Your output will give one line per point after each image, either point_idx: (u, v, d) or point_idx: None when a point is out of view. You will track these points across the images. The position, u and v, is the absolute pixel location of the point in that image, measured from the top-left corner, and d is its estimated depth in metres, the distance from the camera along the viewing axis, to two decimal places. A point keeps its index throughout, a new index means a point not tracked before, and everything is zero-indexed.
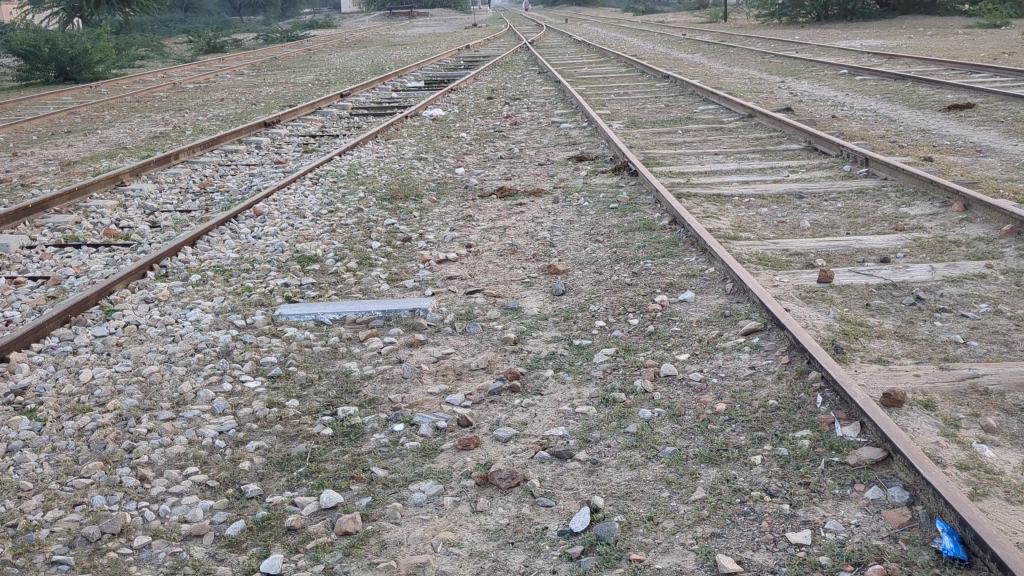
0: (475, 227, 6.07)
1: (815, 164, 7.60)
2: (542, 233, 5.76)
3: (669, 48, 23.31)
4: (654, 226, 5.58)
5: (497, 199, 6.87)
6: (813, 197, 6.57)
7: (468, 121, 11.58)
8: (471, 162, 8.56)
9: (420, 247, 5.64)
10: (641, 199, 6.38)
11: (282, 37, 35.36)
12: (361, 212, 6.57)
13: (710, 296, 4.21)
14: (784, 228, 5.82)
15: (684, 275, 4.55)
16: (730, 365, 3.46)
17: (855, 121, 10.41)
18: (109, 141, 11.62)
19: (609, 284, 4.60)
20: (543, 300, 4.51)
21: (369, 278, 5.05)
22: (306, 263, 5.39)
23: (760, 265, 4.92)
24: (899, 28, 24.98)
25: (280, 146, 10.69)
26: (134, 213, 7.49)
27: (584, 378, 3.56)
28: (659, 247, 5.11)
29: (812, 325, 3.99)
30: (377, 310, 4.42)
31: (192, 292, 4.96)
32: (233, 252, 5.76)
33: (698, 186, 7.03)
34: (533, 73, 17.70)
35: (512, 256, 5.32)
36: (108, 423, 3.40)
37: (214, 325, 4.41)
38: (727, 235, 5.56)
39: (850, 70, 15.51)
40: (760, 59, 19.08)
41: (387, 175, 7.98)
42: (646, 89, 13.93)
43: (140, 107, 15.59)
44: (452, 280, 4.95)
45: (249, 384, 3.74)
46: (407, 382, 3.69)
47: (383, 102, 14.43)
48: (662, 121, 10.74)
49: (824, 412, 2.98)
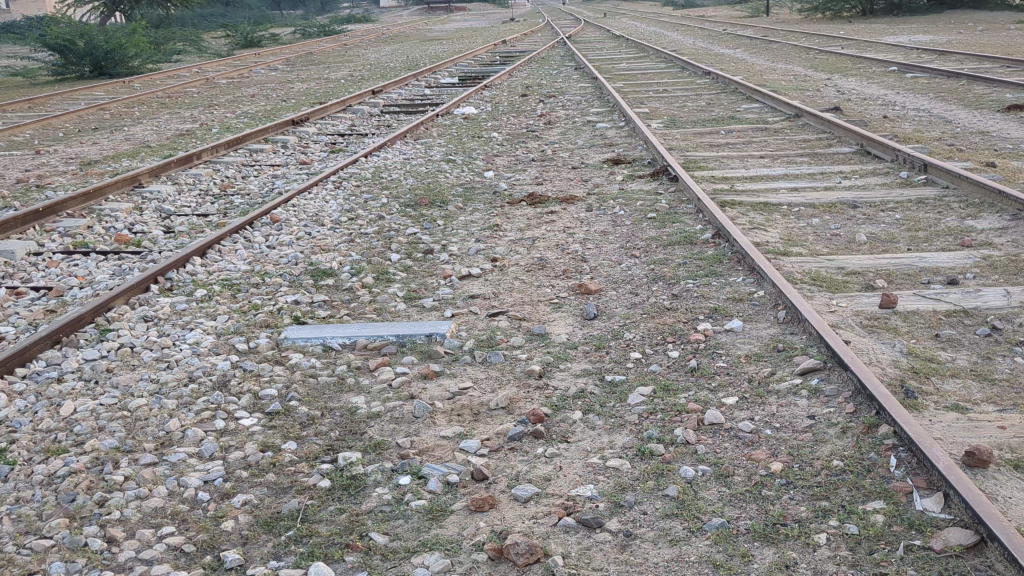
0: (502, 238, 5.66)
1: (869, 170, 7.11)
2: (574, 246, 5.34)
3: (710, 44, 22.68)
4: (697, 239, 5.14)
5: (527, 206, 6.47)
6: (868, 207, 6.09)
7: (501, 120, 11.18)
8: (502, 164, 8.16)
9: (442, 260, 5.25)
10: (682, 208, 5.94)
11: (319, 32, 35.23)
12: (383, 220, 6.20)
13: (760, 326, 3.77)
14: (839, 243, 5.34)
15: (730, 298, 4.11)
16: (784, 415, 3.03)
17: (908, 122, 9.86)
18: (134, 138, 11.35)
19: (646, 307, 4.17)
20: (572, 325, 4.09)
21: (385, 296, 4.66)
22: (320, 277, 5.03)
23: (813, 287, 4.47)
24: (949, 22, 24.20)
25: (306, 145, 10.35)
26: (149, 217, 7.17)
27: (617, 423, 3.13)
28: (701, 264, 4.67)
29: (876, 362, 3.54)
30: (390, 335, 4.02)
31: (195, 309, 4.60)
32: (245, 263, 5.40)
33: (744, 193, 6.58)
34: (569, 69, 17.24)
35: (541, 272, 4.91)
36: (82, 469, 3.04)
37: (214, 349, 4.04)
38: (776, 250, 5.11)
39: (900, 67, 14.89)
40: (805, 55, 18.47)
41: (413, 178, 7.59)
42: (686, 87, 13.42)
43: (171, 103, 15.35)
44: (475, 299, 4.55)
45: (244, 423, 3.37)
46: (417, 424, 3.29)
47: (416, 99, 14.07)
48: (703, 121, 10.24)
49: (900, 479, 2.56)
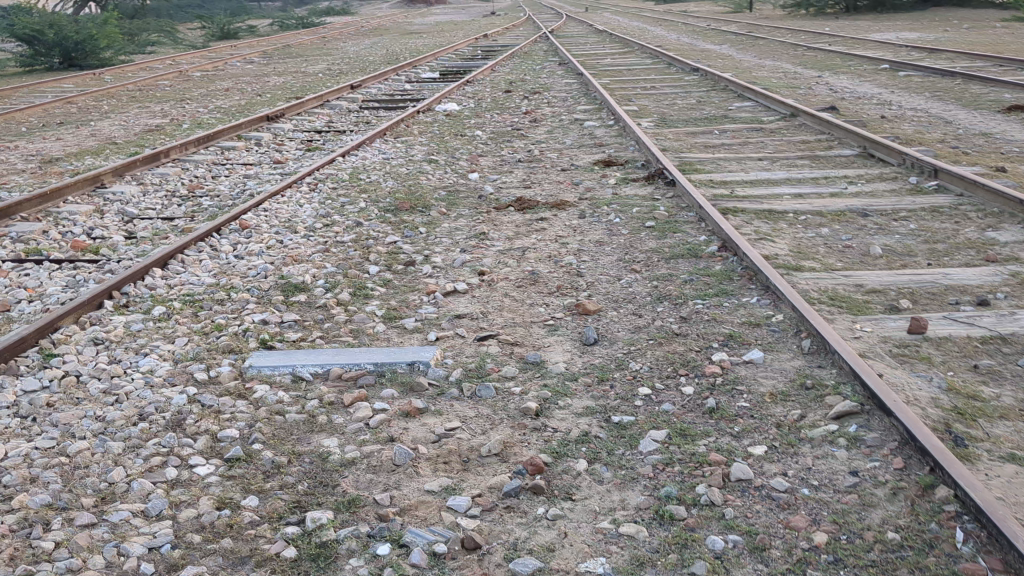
0: (490, 248, 5.25)
1: (875, 175, 6.74)
2: (568, 258, 4.93)
3: (695, 41, 22.30)
4: (702, 252, 4.74)
5: (515, 211, 6.05)
6: (878, 216, 5.71)
7: (485, 117, 10.76)
8: (487, 165, 7.75)
9: (426, 273, 4.82)
10: (682, 216, 5.54)
11: (297, 23, 34.68)
12: (360, 227, 5.76)
13: (782, 357, 3.37)
14: (852, 258, 4.96)
15: (746, 322, 3.72)
16: (821, 470, 2.63)
17: (907, 122, 9.51)
18: (100, 134, 10.84)
19: (653, 332, 3.76)
20: (571, 352, 3.68)
21: (362, 314, 4.23)
22: (290, 292, 4.59)
23: (832, 308, 4.08)
24: (935, 19, 23.90)
25: (281, 143, 9.90)
26: (111, 221, 6.70)
27: (627, 477, 2.73)
28: (708, 281, 4.27)
29: (914, 401, 3.15)
30: (367, 363, 3.60)
31: (151, 330, 4.15)
32: (209, 275, 4.96)
33: (746, 199, 6.19)
34: (553, 64, 16.84)
35: (533, 288, 4.49)
36: (5, 533, 2.60)
37: (170, 379, 3.60)
38: (787, 265, 4.72)
39: (892, 65, 14.53)
40: (794, 51, 18.13)
41: (393, 180, 7.16)
42: (674, 83, 13.03)
43: (141, 97, 14.83)
44: (461, 320, 4.13)
45: (199, 472, 2.93)
46: (398, 475, 2.87)
47: (396, 94, 13.62)
48: (695, 120, 9.86)
49: (970, 558, 2.16)
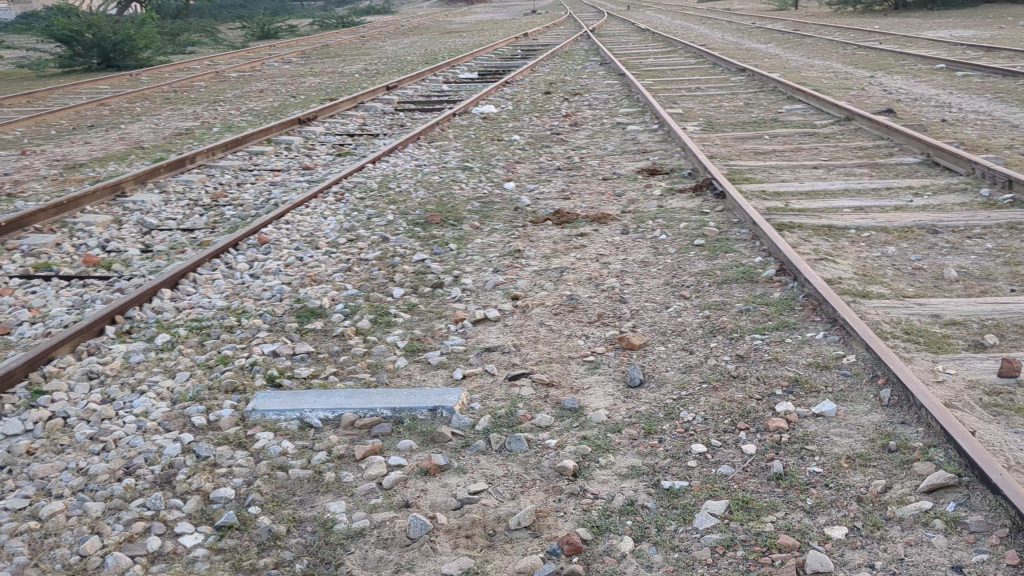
0: (524, 268, 4.84)
1: (942, 186, 6.23)
2: (610, 281, 4.51)
3: (740, 39, 21.70)
4: (758, 276, 4.29)
5: (553, 226, 5.64)
6: (950, 232, 5.22)
7: (523, 121, 10.35)
8: (524, 173, 7.34)
9: (454, 297, 4.42)
10: (733, 232, 5.10)
11: (337, 23, 34.48)
12: (387, 242, 5.39)
13: (858, 410, 2.92)
14: (923, 282, 4.48)
15: (813, 364, 3.27)
16: (917, 563, 2.19)
17: (970, 126, 8.95)
18: (129, 138, 10.58)
19: (706, 373, 3.33)
20: (613, 397, 3.26)
21: (381, 346, 3.83)
22: (306, 318, 4.21)
23: (908, 345, 3.61)
24: (988, 16, 23.03)
25: (312, 147, 9.56)
26: (128, 233, 6.38)
27: (682, 562, 2.31)
28: (767, 311, 3.83)
29: (1017, 467, 2.67)
30: (384, 408, 3.20)
31: (151, 363, 3.79)
32: (221, 297, 4.60)
33: (802, 213, 5.73)
34: (594, 64, 16.39)
35: (570, 316, 4.08)
36: None
37: (165, 425, 3.23)
38: (853, 291, 4.26)
39: (948, 64, 13.89)
40: (843, 50, 17.50)
41: (424, 190, 6.78)
42: (720, 84, 12.52)
43: (175, 99, 14.58)
44: (491, 355, 3.72)
45: (184, 543, 2.55)
46: (413, 551, 2.47)
47: (432, 96, 13.25)
48: (743, 123, 9.37)
49: None
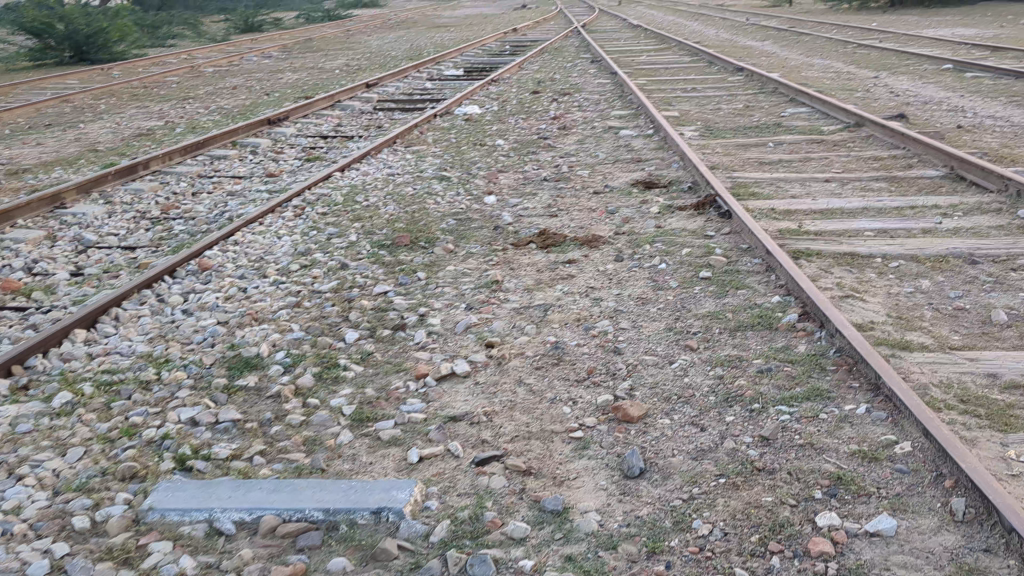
0: (502, 305, 4.15)
1: (972, 205, 5.57)
2: (603, 324, 3.83)
3: (735, 35, 21.03)
4: (778, 321, 3.63)
5: (538, 250, 4.97)
6: (989, 263, 4.57)
7: (508, 123, 9.67)
8: (508, 185, 6.67)
9: (417, 344, 3.74)
10: (744, 261, 4.43)
11: (324, 16, 33.67)
12: (346, 270, 4.71)
13: (924, 528, 2.26)
14: (970, 328, 3.82)
15: (859, 456, 2.60)
16: None
17: (989, 134, 8.31)
18: (85, 139, 9.83)
19: (726, 464, 2.65)
20: (607, 494, 2.58)
21: (322, 413, 3.14)
22: (239, 371, 3.52)
23: (968, 420, 2.95)
24: (986, 14, 22.40)
25: (280, 151, 8.86)
26: (61, 252, 5.66)
27: None
28: (793, 373, 3.17)
29: None
30: (315, 510, 2.51)
31: (40, 435, 3.09)
32: (144, 340, 3.89)
33: (820, 236, 5.07)
34: (584, 61, 15.69)
35: (554, 372, 3.39)
36: None
37: (38, 530, 2.53)
38: (891, 342, 3.60)
39: (955, 65, 13.24)
40: (844, 49, 16.83)
41: (395, 204, 6.10)
42: (718, 85, 11.84)
43: (143, 95, 13.79)
44: (456, 427, 3.03)
45: None
46: None
47: (415, 94, 12.55)
48: (744, 128, 8.72)
49: None
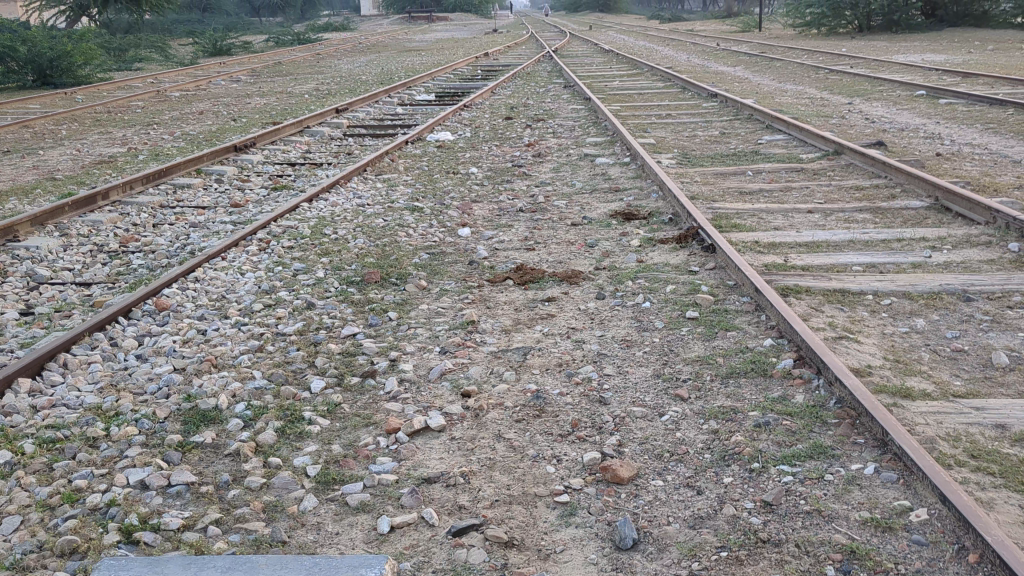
0: (478, 349, 3.91)
1: (960, 237, 5.42)
2: (587, 369, 3.60)
3: (706, 60, 21.02)
4: (772, 367, 3.42)
5: (515, 287, 4.75)
6: (984, 300, 4.40)
7: (481, 150, 9.46)
8: (482, 215, 6.45)
9: (388, 393, 3.50)
10: (731, 299, 4.23)
11: (294, 39, 33.43)
12: (312, 309, 4.45)
13: None
14: (971, 372, 3.63)
15: (871, 526, 2.38)
16: None
17: (969, 161, 8.21)
18: (43, 166, 9.51)
19: (727, 534, 2.43)
20: (597, 570, 2.35)
21: (285, 474, 2.89)
22: (195, 426, 3.25)
23: (982, 479, 2.75)
24: (953, 40, 22.57)
25: (246, 179, 8.59)
26: (11, 289, 5.36)
27: None
28: (792, 427, 2.95)
29: None
30: None
31: None
32: (93, 389, 3.61)
33: (807, 271, 4.88)
34: (557, 87, 15.55)
35: (535, 426, 3.16)
36: None
37: None
38: (891, 389, 3.40)
39: (928, 91, 13.23)
40: (816, 74, 16.83)
41: (365, 236, 5.86)
42: (692, 111, 11.72)
43: (107, 121, 13.48)
44: (431, 490, 2.79)
45: None
46: None
47: (385, 119, 12.32)
48: (722, 156, 8.56)
49: None
